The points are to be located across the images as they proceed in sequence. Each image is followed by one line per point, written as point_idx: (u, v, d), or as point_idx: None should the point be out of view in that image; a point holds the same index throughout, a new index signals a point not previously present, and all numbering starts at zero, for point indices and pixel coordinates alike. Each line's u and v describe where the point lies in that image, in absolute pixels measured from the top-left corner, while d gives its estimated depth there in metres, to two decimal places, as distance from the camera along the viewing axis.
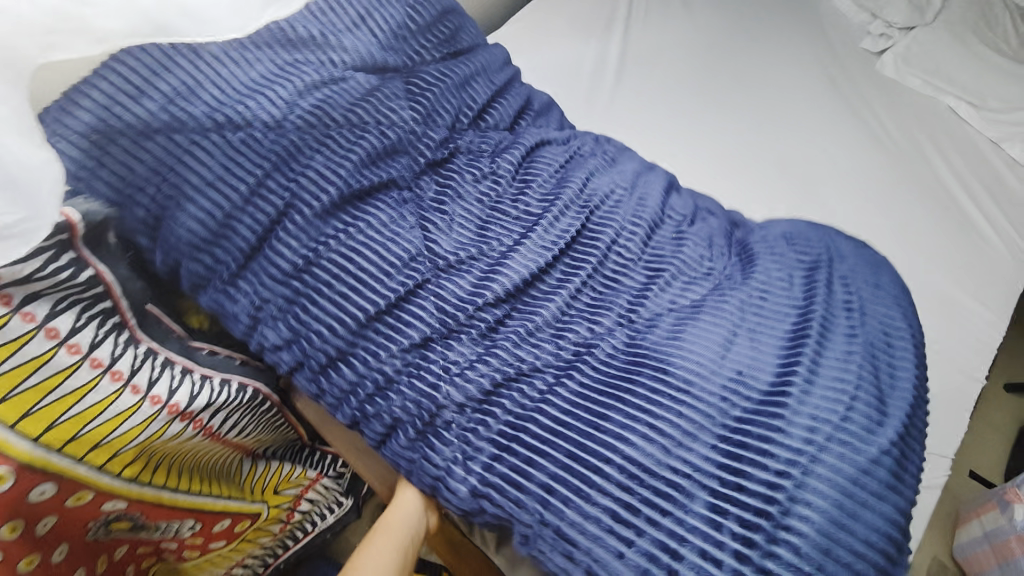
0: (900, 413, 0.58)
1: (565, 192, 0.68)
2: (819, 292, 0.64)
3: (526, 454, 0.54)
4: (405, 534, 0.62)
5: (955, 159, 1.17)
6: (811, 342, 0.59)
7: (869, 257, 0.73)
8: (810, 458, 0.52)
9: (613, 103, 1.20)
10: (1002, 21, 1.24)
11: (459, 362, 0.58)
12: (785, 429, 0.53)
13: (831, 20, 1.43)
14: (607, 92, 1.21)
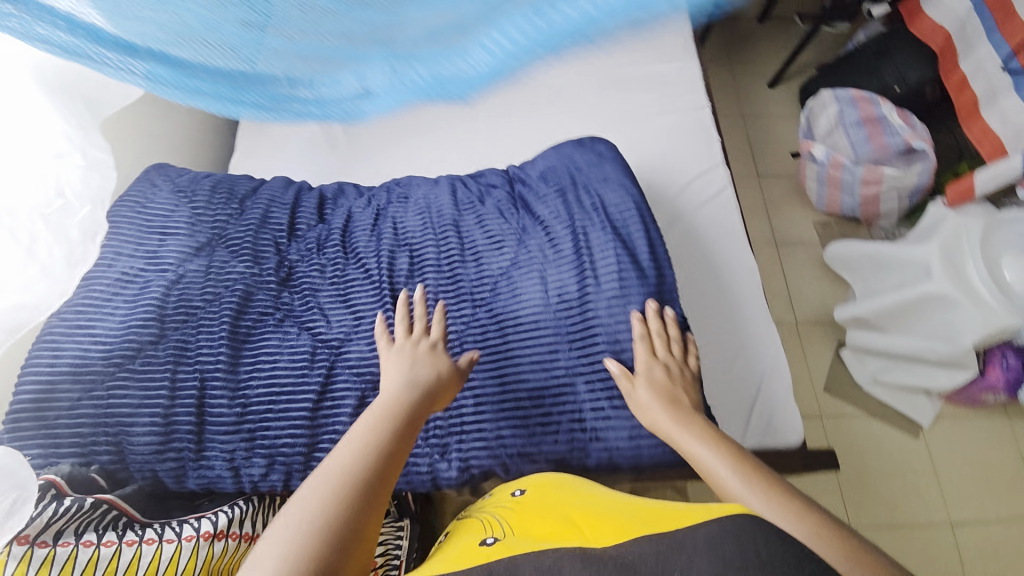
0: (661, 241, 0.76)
1: (384, 243, 0.86)
2: (572, 195, 0.81)
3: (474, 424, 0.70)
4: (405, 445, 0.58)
5: None
6: (583, 240, 0.76)
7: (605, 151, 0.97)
8: (617, 316, 0.71)
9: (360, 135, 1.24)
10: None
11: None
12: (596, 309, 0.72)
13: None
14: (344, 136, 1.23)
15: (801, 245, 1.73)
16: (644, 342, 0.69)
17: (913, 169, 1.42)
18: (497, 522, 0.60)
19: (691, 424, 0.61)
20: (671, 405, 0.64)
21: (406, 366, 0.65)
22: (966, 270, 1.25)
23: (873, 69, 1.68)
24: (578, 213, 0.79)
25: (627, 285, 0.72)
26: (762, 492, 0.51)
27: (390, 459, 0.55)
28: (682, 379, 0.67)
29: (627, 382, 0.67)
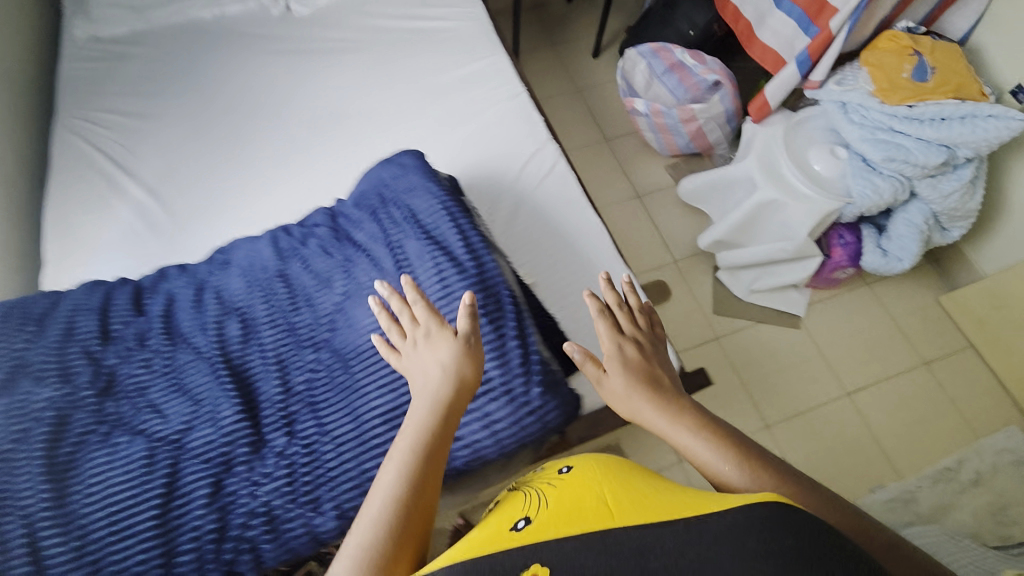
0: (475, 234, 0.77)
1: (210, 316, 0.81)
2: (384, 213, 0.81)
3: (338, 470, 0.69)
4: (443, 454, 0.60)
5: (392, 21, 1.51)
6: (402, 255, 0.76)
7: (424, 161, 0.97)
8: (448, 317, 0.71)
9: (190, 217, 1.20)
10: None
11: (248, 477, 0.70)
12: None
13: (242, 17, 1.51)
14: (173, 224, 1.19)
15: (660, 190, 1.86)
16: (611, 333, 0.82)
17: (712, 98, 1.59)
18: (540, 504, 0.64)
19: (664, 403, 0.76)
20: (643, 386, 0.78)
21: (421, 372, 0.64)
22: (783, 173, 1.40)
23: (668, 22, 1.85)
24: (390, 228, 0.79)
25: (448, 284, 0.73)
26: (729, 456, 0.68)
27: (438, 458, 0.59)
28: (647, 354, 0.82)
29: (597, 371, 0.80)
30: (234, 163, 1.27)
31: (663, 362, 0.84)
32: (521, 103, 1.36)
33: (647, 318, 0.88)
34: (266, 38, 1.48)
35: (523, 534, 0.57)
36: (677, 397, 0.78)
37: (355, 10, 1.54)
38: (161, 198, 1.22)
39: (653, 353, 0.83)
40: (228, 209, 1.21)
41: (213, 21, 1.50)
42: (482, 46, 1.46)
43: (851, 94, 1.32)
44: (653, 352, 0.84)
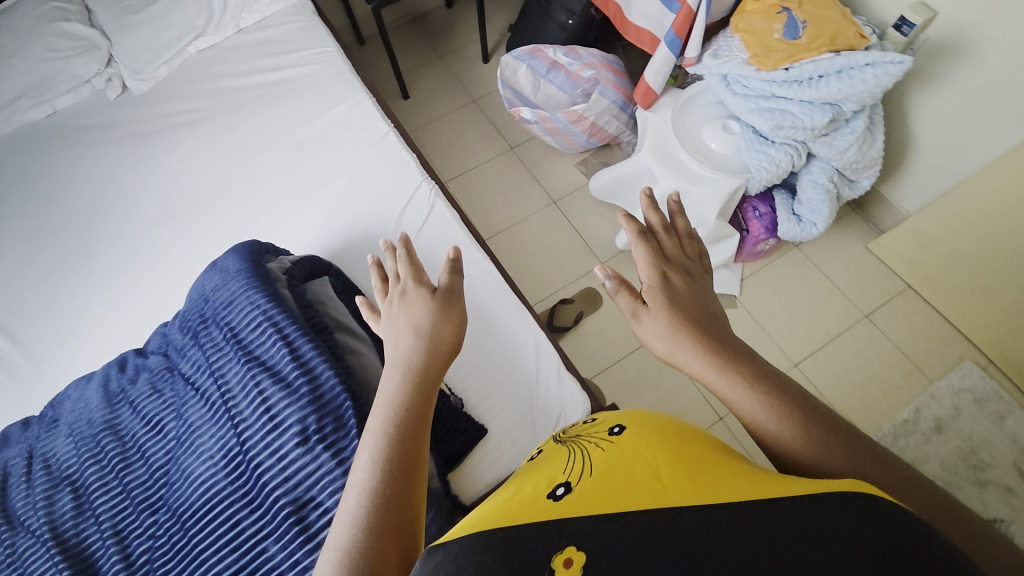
0: (303, 343, 0.69)
1: (37, 492, 0.71)
2: (204, 335, 0.72)
3: None
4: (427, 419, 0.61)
5: (241, 80, 1.39)
6: (222, 388, 0.67)
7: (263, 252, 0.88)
8: (279, 453, 0.62)
9: (50, 351, 1.09)
10: None
11: None
12: (256, 457, 0.63)
13: (78, 111, 1.37)
14: (32, 364, 1.07)
15: (574, 191, 1.77)
16: (651, 260, 0.74)
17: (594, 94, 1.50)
18: (581, 464, 0.51)
19: (710, 338, 0.66)
20: (687, 321, 0.68)
21: (392, 333, 0.71)
22: (681, 158, 1.33)
23: (547, 12, 1.75)
24: (210, 353, 0.70)
25: (275, 410, 0.64)
26: (766, 403, 0.58)
27: (416, 423, 0.59)
28: (693, 288, 0.73)
29: (631, 304, 0.71)
30: (92, 281, 1.15)
31: (711, 298, 0.73)
32: (392, 145, 1.26)
33: (694, 247, 0.79)
34: (107, 129, 1.35)
35: (558, 502, 0.45)
36: (723, 334, 0.68)
37: (202, 76, 1.41)
38: (16, 340, 1.10)
39: (699, 288, 0.73)
40: (94, 335, 1.09)
41: (47, 122, 1.35)
42: (339, 87, 1.35)
43: (728, 66, 1.26)
44: (700, 287, 0.74)
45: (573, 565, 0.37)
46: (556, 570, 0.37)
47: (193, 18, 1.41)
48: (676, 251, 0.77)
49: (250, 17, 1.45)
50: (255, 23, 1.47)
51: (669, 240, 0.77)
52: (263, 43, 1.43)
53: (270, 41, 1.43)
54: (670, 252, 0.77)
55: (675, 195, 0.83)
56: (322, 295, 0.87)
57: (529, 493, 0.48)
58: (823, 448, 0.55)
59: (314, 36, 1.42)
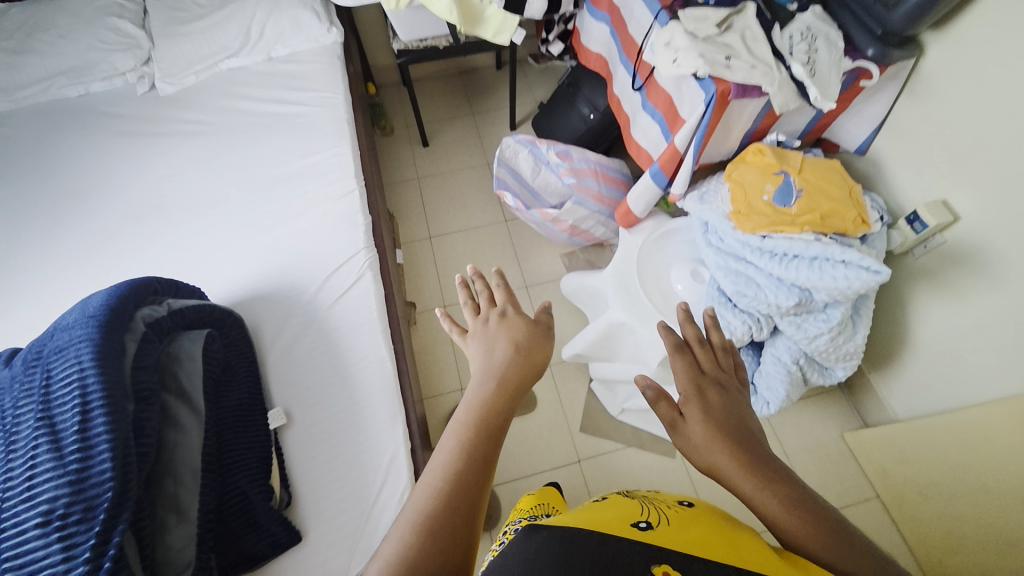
0: (95, 417, 0.68)
1: None
2: (30, 377, 0.74)
3: None
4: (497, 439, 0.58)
5: (250, 102, 1.46)
6: (12, 441, 0.68)
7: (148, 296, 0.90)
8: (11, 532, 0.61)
9: None
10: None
11: None
12: None
13: (106, 96, 1.49)
14: None
15: (550, 281, 1.71)
16: (683, 371, 0.63)
17: (571, 202, 1.46)
18: (658, 513, 0.59)
19: (752, 457, 0.57)
20: (728, 436, 0.58)
21: (484, 348, 0.67)
22: (638, 293, 1.23)
23: (571, 101, 1.73)
24: (23, 397, 0.72)
25: (36, 480, 0.64)
26: (829, 536, 0.52)
27: (492, 441, 0.58)
28: (732, 403, 0.62)
29: (670, 414, 0.60)
30: (46, 260, 1.22)
31: (750, 413, 0.62)
32: (352, 203, 1.27)
33: (732, 357, 0.66)
34: (119, 118, 1.45)
35: (643, 533, 0.54)
36: (772, 456, 0.58)
37: (220, 91, 1.49)
38: None
39: (734, 402, 0.62)
40: (28, 312, 1.16)
41: (78, 99, 1.49)
42: (330, 131, 1.39)
43: (708, 213, 1.18)
44: (739, 397, 0.63)
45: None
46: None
47: (228, 38, 1.51)
48: (711, 364, 0.64)
49: (281, 48, 1.54)
50: (285, 54, 1.55)
51: (703, 353, 0.65)
52: (284, 73, 1.51)
53: (290, 73, 1.51)
54: (705, 364, 0.64)
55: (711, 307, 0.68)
56: (180, 355, 0.87)
57: (613, 518, 0.57)
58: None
59: (329, 80, 1.48)
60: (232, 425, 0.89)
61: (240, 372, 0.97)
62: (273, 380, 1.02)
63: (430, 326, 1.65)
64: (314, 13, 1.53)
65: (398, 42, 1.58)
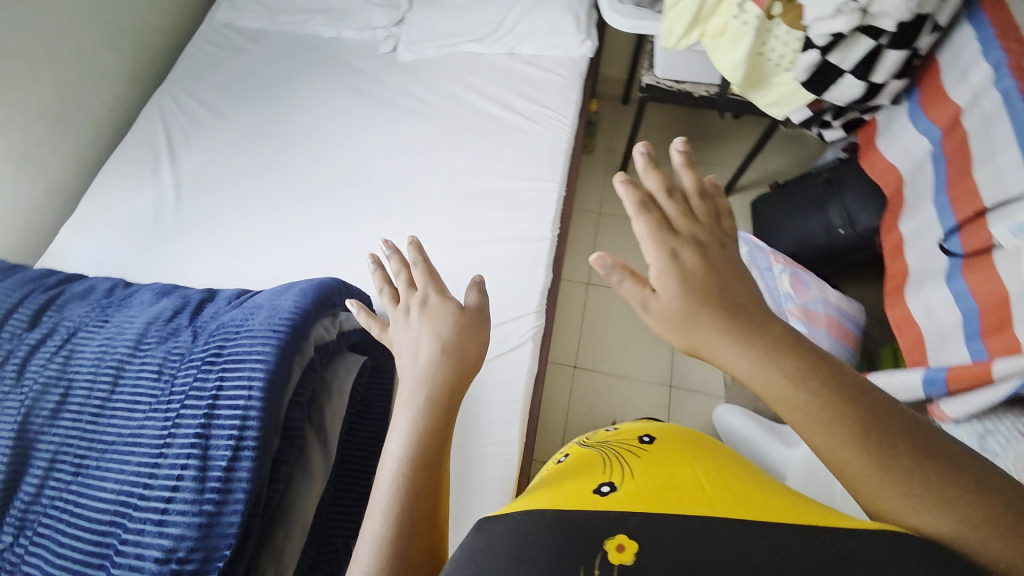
0: (240, 461, 0.64)
1: (42, 376, 0.79)
2: (207, 370, 0.72)
3: None
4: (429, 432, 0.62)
5: (479, 94, 1.37)
6: (168, 440, 0.67)
7: (330, 310, 0.84)
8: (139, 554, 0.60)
9: (187, 223, 1.18)
10: None
11: None
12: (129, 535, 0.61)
13: (351, 46, 1.49)
14: (170, 227, 1.17)
15: (701, 393, 1.46)
16: (652, 236, 0.54)
17: None
18: (621, 467, 0.56)
19: (736, 319, 0.50)
20: (705, 295, 0.52)
21: (409, 339, 0.72)
22: None
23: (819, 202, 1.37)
24: (192, 394, 0.70)
25: (174, 505, 0.62)
26: (830, 400, 0.45)
27: (434, 430, 0.62)
28: (713, 262, 0.54)
29: (638, 293, 0.52)
30: (251, 192, 1.24)
31: (734, 267, 0.55)
32: (538, 256, 1.13)
33: (708, 207, 0.58)
34: (356, 72, 1.44)
35: (604, 495, 0.50)
36: (752, 309, 0.52)
37: (452, 74, 1.42)
38: (180, 196, 1.22)
39: (712, 262, 0.54)
40: (220, 234, 1.17)
41: (328, 40, 1.51)
42: (546, 157, 1.25)
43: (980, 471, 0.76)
44: (723, 257, 0.54)
45: (619, 551, 0.41)
46: (603, 549, 0.42)
47: (480, 22, 1.41)
48: (686, 221, 0.56)
49: (526, 46, 1.40)
50: (528, 55, 1.42)
51: (673, 206, 0.56)
52: (523, 73, 1.39)
53: (528, 77, 1.38)
54: (677, 222, 0.56)
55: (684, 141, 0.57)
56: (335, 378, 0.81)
57: (575, 490, 0.52)
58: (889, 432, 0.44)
59: (563, 101, 1.33)
60: (347, 484, 0.80)
61: (373, 414, 0.89)
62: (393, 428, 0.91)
63: (554, 383, 1.50)
64: (575, 20, 1.36)
65: (649, 75, 1.34)
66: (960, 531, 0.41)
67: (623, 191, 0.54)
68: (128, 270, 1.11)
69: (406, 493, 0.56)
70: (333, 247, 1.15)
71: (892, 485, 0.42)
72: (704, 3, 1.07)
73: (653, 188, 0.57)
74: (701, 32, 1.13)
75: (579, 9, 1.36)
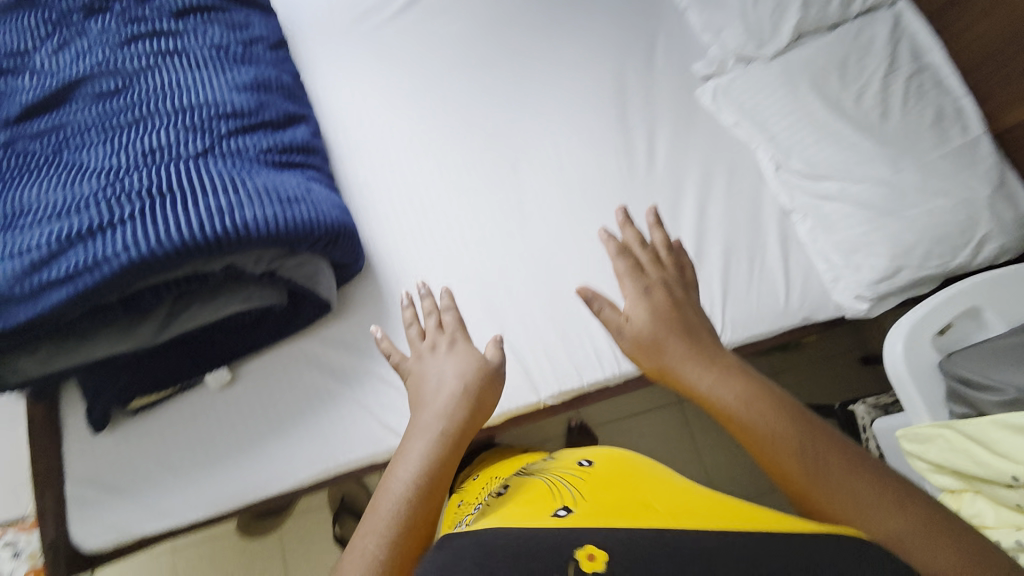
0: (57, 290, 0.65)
1: (122, 61, 0.83)
2: (146, 193, 0.70)
3: None
4: (428, 463, 0.55)
5: (696, 207, 1.01)
6: (67, 211, 0.69)
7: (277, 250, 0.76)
8: None
9: (376, 40, 1.12)
10: (864, 73, 0.98)
11: None
12: None
13: (678, 34, 1.16)
14: (363, 30, 1.12)
15: None
16: (629, 274, 0.70)
17: None
18: (569, 493, 0.56)
19: (692, 347, 0.61)
20: (671, 326, 0.63)
21: (438, 371, 0.66)
22: None
23: None
24: (119, 198, 0.70)
25: (11, 260, 0.66)
26: (771, 413, 0.53)
27: (443, 460, 0.56)
28: (679, 303, 0.67)
29: (616, 319, 0.66)
30: (439, 65, 1.11)
31: (693, 308, 0.67)
32: (505, 398, 0.90)
33: (675, 259, 0.73)
34: (646, 61, 1.14)
35: (560, 515, 0.48)
36: (707, 344, 0.62)
37: (706, 163, 1.06)
38: (401, 13, 1.15)
39: (681, 295, 0.68)
40: (380, 74, 1.10)
41: (672, 5, 1.18)
42: None
43: None
44: (685, 298, 0.68)
45: (592, 560, 0.39)
46: (574, 559, 0.39)
47: (804, 152, 0.98)
48: (653, 265, 0.72)
49: (803, 225, 0.98)
50: (797, 232, 0.99)
51: (646, 254, 0.73)
52: (763, 242, 0.99)
53: (761, 252, 0.97)
54: (648, 266, 0.72)
55: (658, 211, 0.76)
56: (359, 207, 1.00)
57: (530, 512, 0.51)
58: (819, 438, 0.52)
59: (743, 315, 0.93)
60: (166, 354, 0.85)
61: (251, 338, 0.89)
62: (258, 356, 0.92)
63: None
64: (886, 270, 0.89)
65: (865, 411, 0.92)
66: (892, 528, 0.46)
67: (607, 241, 0.74)
68: (308, 31, 1.12)
69: (409, 523, 0.50)
70: (416, 181, 1.03)
71: (837, 483, 0.49)
72: (994, 484, 0.64)
73: (630, 238, 0.75)
74: (957, 487, 0.69)
75: (907, 266, 0.87)
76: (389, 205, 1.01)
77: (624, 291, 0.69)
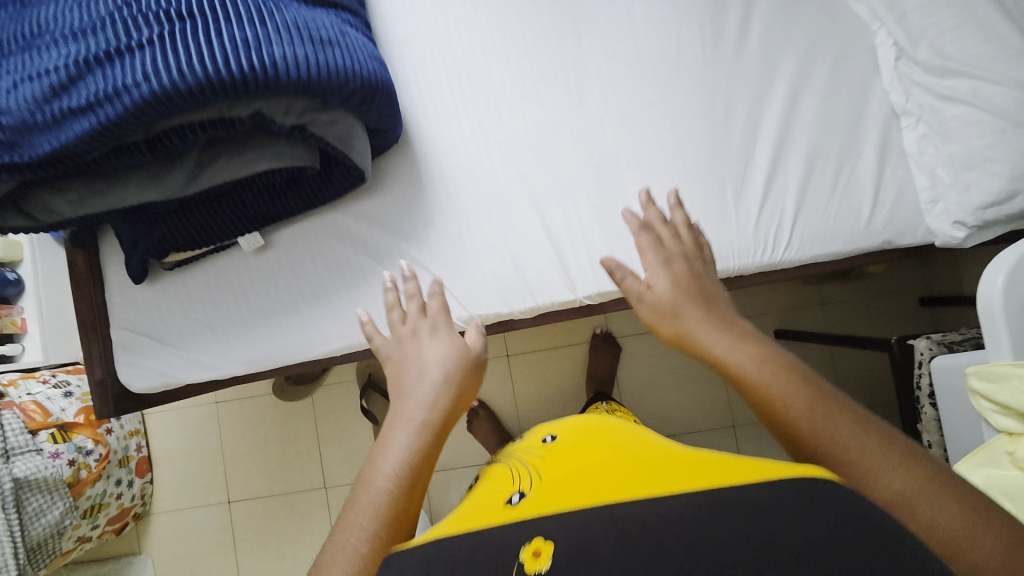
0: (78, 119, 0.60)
1: None
2: (165, 17, 0.62)
3: None
4: (383, 484, 0.43)
5: (786, 101, 0.86)
6: (81, 30, 0.62)
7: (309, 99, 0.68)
8: None
9: None
10: None
11: None
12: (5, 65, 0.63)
13: None
14: None
15: None
16: (646, 239, 0.57)
17: None
18: (526, 473, 0.50)
19: (724, 328, 0.48)
20: (697, 297, 0.51)
21: (399, 378, 0.51)
22: None
23: None
24: (135, 20, 0.61)
25: (28, 82, 0.61)
26: (824, 417, 0.40)
27: (413, 472, 0.44)
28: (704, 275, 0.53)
29: (635, 287, 0.53)
30: None
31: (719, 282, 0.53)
32: (540, 292, 0.86)
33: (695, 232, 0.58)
34: None
35: (510, 505, 0.43)
36: (741, 324, 0.49)
37: (808, 47, 0.88)
38: None
39: (700, 272, 0.54)
40: None
41: None
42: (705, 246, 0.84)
43: None
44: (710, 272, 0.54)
45: (534, 557, 0.33)
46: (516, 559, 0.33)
47: (937, 38, 0.80)
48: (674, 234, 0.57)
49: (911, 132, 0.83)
50: (900, 141, 0.85)
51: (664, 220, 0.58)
52: (856, 149, 0.85)
53: (851, 160, 0.85)
54: (668, 230, 0.58)
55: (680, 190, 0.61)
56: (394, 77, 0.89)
57: (484, 505, 0.46)
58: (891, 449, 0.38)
59: (815, 230, 0.83)
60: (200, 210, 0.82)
61: (284, 202, 0.84)
62: (292, 223, 0.89)
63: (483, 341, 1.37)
64: (1005, 193, 0.74)
65: (927, 345, 0.84)
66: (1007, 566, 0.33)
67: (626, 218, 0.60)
68: None
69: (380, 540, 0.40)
70: (465, 42, 0.90)
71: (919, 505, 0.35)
72: None
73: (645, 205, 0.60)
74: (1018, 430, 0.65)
75: None
76: (432, 67, 0.89)
77: (642, 260, 0.56)
